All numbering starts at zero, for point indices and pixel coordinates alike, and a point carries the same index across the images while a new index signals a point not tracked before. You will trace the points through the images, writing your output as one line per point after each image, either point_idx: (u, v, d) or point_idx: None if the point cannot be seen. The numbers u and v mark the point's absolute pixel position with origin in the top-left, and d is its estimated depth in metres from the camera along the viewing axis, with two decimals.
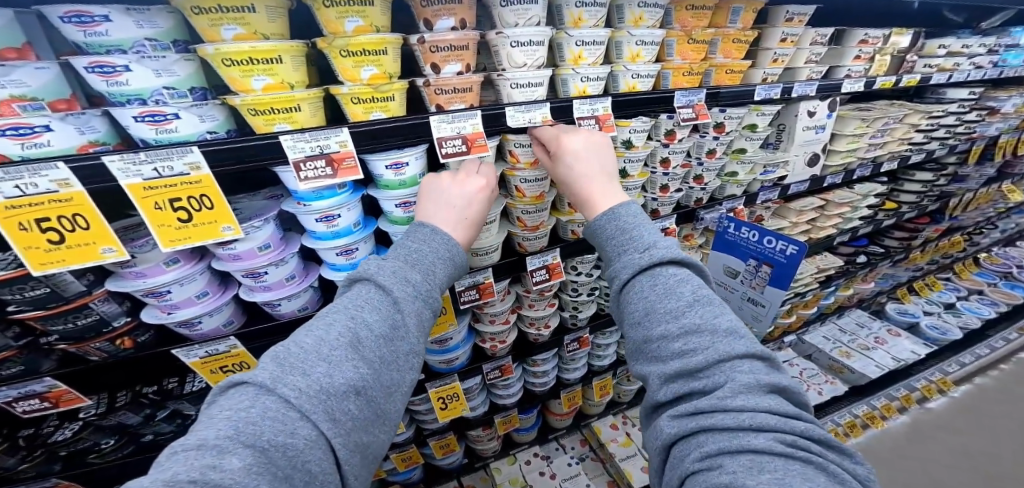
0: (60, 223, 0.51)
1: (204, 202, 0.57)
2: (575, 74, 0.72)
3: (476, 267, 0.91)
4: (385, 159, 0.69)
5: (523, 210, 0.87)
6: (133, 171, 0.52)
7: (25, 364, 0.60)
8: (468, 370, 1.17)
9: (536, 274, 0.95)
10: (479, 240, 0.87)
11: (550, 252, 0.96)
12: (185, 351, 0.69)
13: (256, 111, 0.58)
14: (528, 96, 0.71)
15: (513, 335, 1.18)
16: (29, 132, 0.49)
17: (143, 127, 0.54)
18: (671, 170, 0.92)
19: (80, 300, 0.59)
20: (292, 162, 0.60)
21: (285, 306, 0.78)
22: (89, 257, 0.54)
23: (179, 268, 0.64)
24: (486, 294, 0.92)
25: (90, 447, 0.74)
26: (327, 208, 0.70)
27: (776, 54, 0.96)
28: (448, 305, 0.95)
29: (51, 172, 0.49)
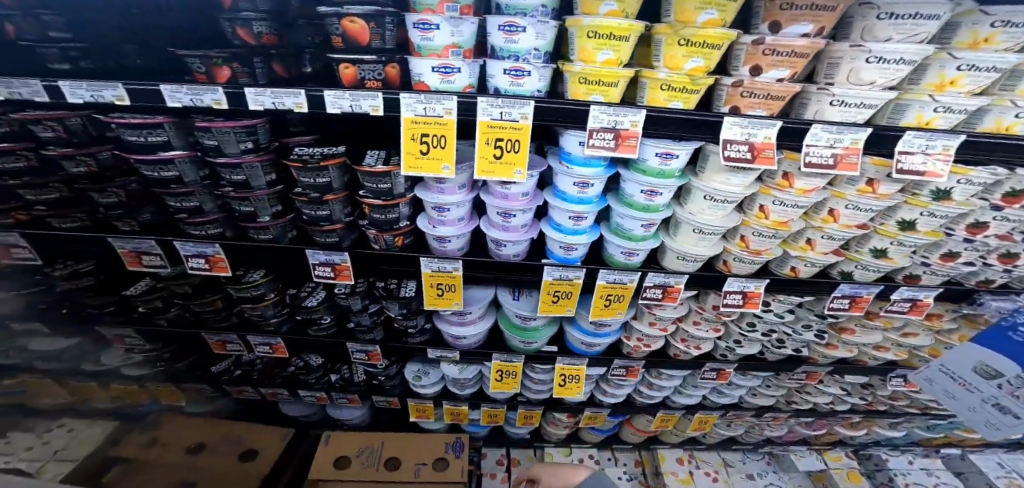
0: (432, 139, 0.70)
1: (514, 146, 0.70)
2: (931, 102, 0.63)
3: (672, 269, 0.90)
4: (659, 146, 0.70)
5: (755, 231, 0.80)
6: (487, 112, 0.67)
7: (338, 237, 0.88)
8: (600, 359, 1.25)
9: (729, 297, 0.90)
10: (693, 247, 0.84)
11: (755, 280, 0.88)
12: (427, 260, 0.90)
13: (585, 81, 0.66)
14: (845, 117, 0.65)
15: (659, 344, 1.16)
16: (449, 71, 0.68)
17: (504, 78, 0.68)
18: (981, 237, 0.82)
19: (398, 199, 0.85)
20: (589, 129, 0.66)
21: (507, 249, 0.91)
22: (432, 168, 0.72)
23: (460, 194, 0.83)
24: (669, 298, 0.93)
25: (314, 320, 1.10)
26: (587, 176, 0.76)
27: None
28: (627, 295, 0.96)
29: (446, 101, 0.67)
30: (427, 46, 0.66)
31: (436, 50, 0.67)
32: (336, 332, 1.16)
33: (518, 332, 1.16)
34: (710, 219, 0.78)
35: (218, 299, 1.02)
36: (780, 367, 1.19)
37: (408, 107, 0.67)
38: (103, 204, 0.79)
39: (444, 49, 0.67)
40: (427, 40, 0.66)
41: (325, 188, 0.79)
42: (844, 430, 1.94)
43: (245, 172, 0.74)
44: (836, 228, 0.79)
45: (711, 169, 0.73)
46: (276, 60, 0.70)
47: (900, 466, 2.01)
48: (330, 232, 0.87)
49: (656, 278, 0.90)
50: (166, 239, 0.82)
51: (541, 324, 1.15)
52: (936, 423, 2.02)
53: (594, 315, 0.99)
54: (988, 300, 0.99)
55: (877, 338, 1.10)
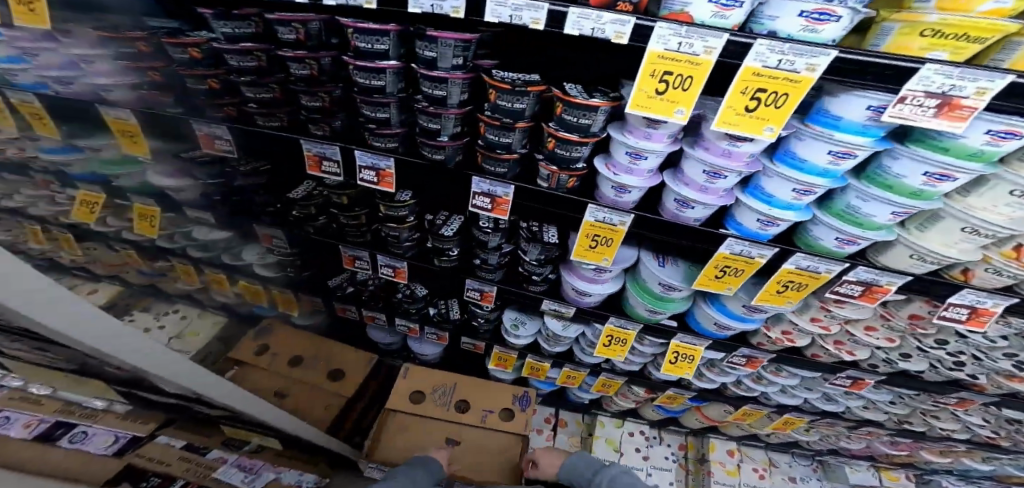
0: (674, 79, 0.59)
1: (779, 100, 0.56)
2: None
3: (893, 268, 0.74)
4: (999, 124, 0.51)
5: None
6: (762, 55, 0.53)
7: (506, 168, 0.89)
8: (724, 343, 1.15)
9: (950, 310, 0.78)
10: (946, 247, 0.67)
11: (1002, 298, 0.73)
12: (594, 209, 0.85)
13: (935, 34, 0.50)
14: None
15: (806, 340, 1.04)
16: (729, 4, 0.53)
17: (796, 21, 0.53)
18: None
19: (589, 139, 0.77)
20: (903, 92, 0.50)
21: (691, 212, 0.79)
22: (663, 112, 0.62)
23: (664, 143, 0.72)
24: (866, 297, 0.79)
25: (439, 251, 1.17)
26: (853, 144, 0.58)
27: None
28: (814, 285, 0.82)
29: (712, 39, 0.54)
30: None
31: None
32: (456, 267, 1.22)
33: (652, 300, 1.07)
34: (1002, 218, 0.61)
35: (363, 213, 1.17)
36: (923, 385, 1.13)
37: (660, 38, 0.56)
38: (307, 107, 0.91)
39: None
40: None
41: (515, 115, 0.79)
42: (936, 456, 1.85)
43: (446, 88, 0.79)
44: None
45: None
46: None
47: None
48: (500, 163, 0.88)
49: (865, 273, 0.75)
50: (349, 148, 0.94)
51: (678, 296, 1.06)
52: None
53: (759, 298, 0.88)
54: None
55: None
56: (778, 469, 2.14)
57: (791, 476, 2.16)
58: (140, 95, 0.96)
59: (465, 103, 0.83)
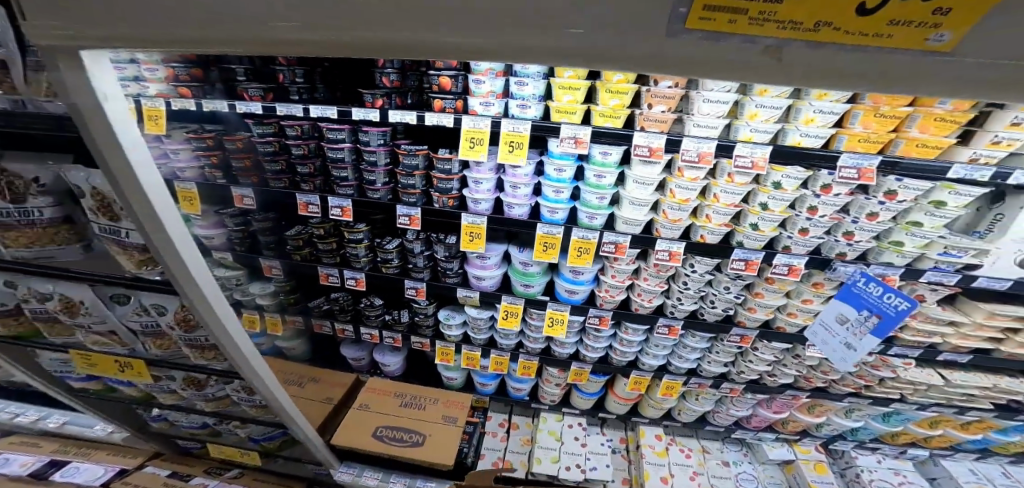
0: (473, 140, 1.23)
1: (518, 146, 1.22)
2: (797, 130, 1.08)
3: (620, 231, 1.39)
4: (600, 148, 1.24)
5: (669, 206, 1.30)
6: (508, 126, 1.21)
7: (414, 199, 1.47)
8: (579, 308, 1.65)
9: (660, 253, 1.37)
10: (632, 215, 1.34)
11: (676, 243, 1.36)
12: (465, 215, 1.43)
13: (604, 116, 1.19)
14: (703, 133, 1.14)
15: (622, 296, 1.60)
16: (487, 104, 1.21)
17: (515, 109, 1.22)
18: (816, 217, 1.18)
19: (454, 176, 1.39)
20: (562, 137, 1.20)
21: (514, 210, 1.42)
22: (472, 155, 1.23)
23: (488, 173, 1.35)
24: (618, 252, 1.39)
25: (385, 260, 1.69)
26: (561, 164, 1.29)
27: (997, 137, 0.98)
28: (591, 247, 1.42)
29: (482, 121, 1.21)
30: (478, 89, 1.21)
31: (479, 93, 1.21)
32: (399, 272, 1.74)
33: (521, 276, 1.62)
34: (637, 194, 1.30)
35: (333, 241, 1.74)
36: (716, 328, 1.60)
37: (468, 122, 1.21)
38: (301, 173, 1.54)
39: (484, 93, 1.21)
40: (479, 85, 1.19)
41: (413, 167, 1.40)
42: (806, 418, 1.98)
43: (376, 156, 1.41)
44: (719, 206, 1.25)
45: (636, 164, 1.26)
46: (398, 96, 1.24)
47: (869, 464, 2.12)
48: (412, 195, 1.46)
49: (609, 237, 1.38)
50: (324, 195, 1.55)
51: (536, 271, 1.61)
52: (891, 415, 1.89)
53: (572, 261, 1.45)
54: (842, 265, 1.24)
55: (779, 301, 1.45)
56: (712, 454, 2.31)
57: (726, 460, 2.31)
58: (203, 172, 1.62)
59: (387, 163, 1.45)
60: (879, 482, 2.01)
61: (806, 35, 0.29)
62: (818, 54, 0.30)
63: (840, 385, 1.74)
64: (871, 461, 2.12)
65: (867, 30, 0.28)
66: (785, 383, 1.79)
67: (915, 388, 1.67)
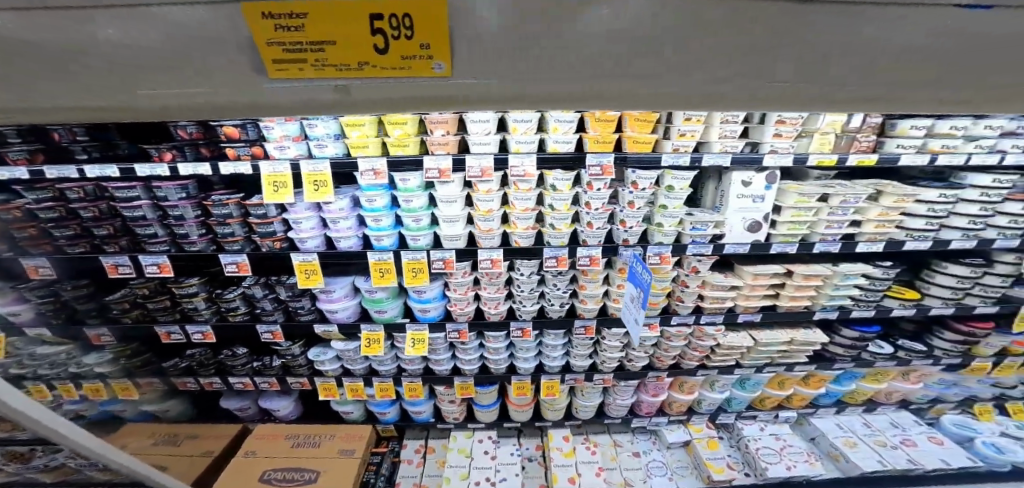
0: (277, 185, 1.29)
1: (322, 184, 1.30)
2: (550, 138, 1.32)
3: (445, 247, 1.48)
4: (400, 175, 1.35)
5: (480, 219, 1.42)
6: (309, 166, 1.29)
7: (240, 246, 1.45)
8: (437, 324, 1.70)
9: (483, 262, 1.49)
10: (450, 231, 1.44)
11: (496, 250, 1.48)
12: (297, 254, 1.43)
13: (396, 146, 1.31)
14: (480, 150, 1.31)
15: (473, 307, 1.69)
16: (283, 147, 1.29)
17: (314, 150, 1.31)
18: (592, 210, 1.41)
19: (273, 218, 1.40)
20: (360, 169, 1.30)
21: (343, 243, 1.46)
22: (280, 198, 1.30)
23: (308, 212, 1.40)
24: (448, 267, 1.48)
25: (233, 308, 1.59)
26: (375, 196, 1.37)
27: (680, 130, 1.27)
28: (424, 267, 1.47)
29: (280, 165, 1.27)
30: (270, 134, 1.27)
31: (274, 138, 1.28)
32: (248, 319, 1.63)
33: (370, 303, 1.64)
34: (449, 211, 1.41)
35: (165, 298, 1.60)
36: (565, 324, 1.73)
37: (268, 167, 1.27)
38: (100, 235, 1.42)
39: (278, 138, 1.29)
40: (270, 130, 1.27)
41: (228, 215, 1.39)
42: (682, 397, 2.09)
43: (181, 210, 1.37)
44: (518, 211, 1.41)
45: (439, 185, 1.37)
46: (202, 146, 1.30)
47: (754, 432, 2.17)
48: (235, 243, 1.44)
49: (436, 254, 1.46)
50: (134, 255, 1.44)
51: (386, 295, 1.63)
52: (746, 380, 2.02)
53: (410, 282, 1.49)
54: (626, 250, 1.48)
55: (598, 290, 1.63)
56: (624, 447, 2.33)
57: (637, 450, 2.33)
58: None
59: (198, 215, 1.40)
60: (763, 449, 2.06)
61: (356, 70, 0.42)
62: (372, 86, 0.45)
63: (688, 359, 1.87)
64: (755, 430, 2.18)
65: (393, 63, 0.42)
66: (645, 365, 1.93)
67: (741, 352, 1.79)
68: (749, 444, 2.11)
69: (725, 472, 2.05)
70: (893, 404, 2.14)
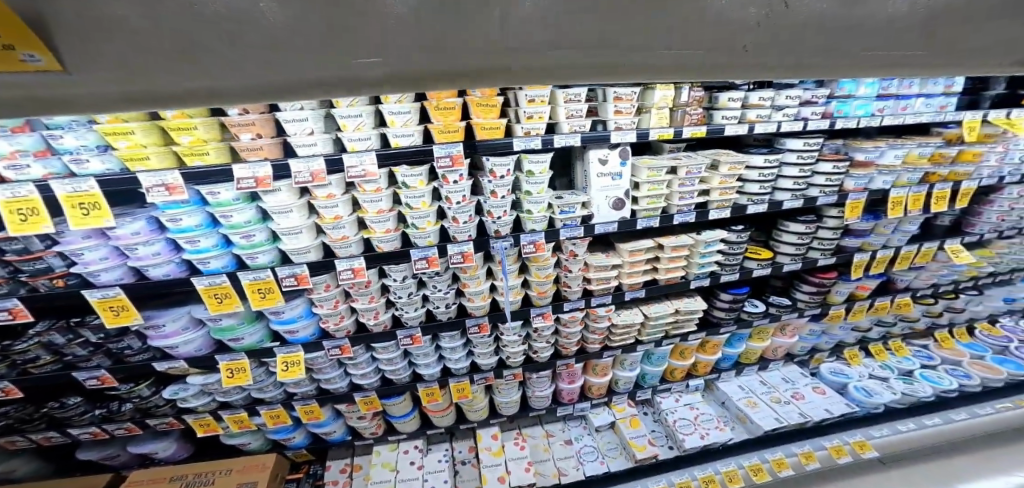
0: (26, 212, 1.09)
1: (93, 206, 1.11)
2: (391, 133, 1.28)
3: (295, 262, 1.38)
4: (205, 188, 1.20)
5: (328, 227, 1.35)
6: (66, 186, 1.09)
7: (9, 288, 1.24)
8: (311, 344, 1.58)
9: (343, 273, 1.41)
10: (296, 244, 1.36)
11: (356, 258, 1.41)
12: (88, 291, 1.24)
13: (187, 154, 1.16)
14: (307, 152, 1.23)
15: (350, 322, 1.60)
16: (19, 165, 1.08)
17: (74, 166, 1.11)
18: (453, 205, 1.40)
19: (40, 253, 1.20)
20: (145, 187, 1.13)
21: (152, 270, 1.29)
22: (35, 228, 1.10)
23: (90, 241, 1.21)
24: (301, 282, 1.38)
25: (32, 359, 1.39)
26: (187, 214, 1.22)
27: (527, 111, 1.26)
28: (273, 286, 1.36)
29: (22, 188, 1.07)
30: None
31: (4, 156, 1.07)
32: (59, 367, 1.44)
33: (219, 332, 1.48)
34: (288, 223, 1.31)
35: None
36: (456, 324, 1.71)
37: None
38: None
39: (9, 154, 1.07)
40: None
41: None
42: (597, 379, 2.12)
43: None
44: (372, 215, 1.38)
45: (265, 196, 1.27)
46: None
47: (671, 404, 2.23)
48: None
49: (283, 270, 1.35)
50: None
51: (239, 322, 1.48)
52: (653, 355, 2.06)
53: (257, 305, 1.37)
54: (498, 242, 1.45)
55: (478, 287, 1.63)
56: (556, 436, 2.31)
57: (569, 438, 2.31)
58: None
59: None
60: (680, 421, 2.12)
61: None
62: None
63: (591, 343, 1.89)
64: (672, 402, 2.24)
65: None
66: (549, 355, 1.93)
67: (637, 329, 1.83)
68: (668, 417, 2.16)
69: (646, 449, 2.06)
70: (781, 359, 2.27)
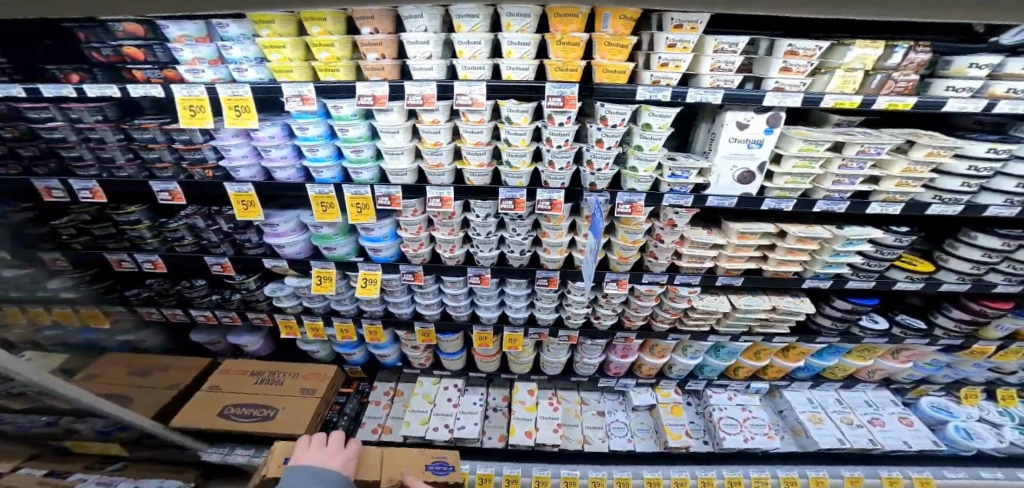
0: (195, 109, 1.16)
1: (245, 110, 1.16)
2: (504, 64, 1.13)
3: (392, 182, 1.35)
4: (330, 102, 1.21)
5: (427, 153, 1.28)
6: (229, 90, 1.16)
7: (173, 172, 1.34)
8: (389, 265, 1.58)
9: (431, 201, 1.34)
10: (395, 165, 1.31)
11: (446, 188, 1.33)
12: (230, 183, 1.31)
13: (323, 71, 1.17)
14: (422, 76, 1.15)
15: (428, 252, 1.57)
16: (197, 70, 1.15)
17: (239, 75, 1.17)
18: (553, 148, 1.24)
19: (200, 145, 1.28)
20: (286, 96, 1.17)
21: (280, 173, 1.34)
22: (198, 123, 1.17)
23: (236, 139, 1.28)
24: (394, 204, 1.35)
25: (179, 238, 1.50)
26: (307, 124, 1.24)
27: (661, 58, 1.08)
28: (369, 203, 1.35)
29: (195, 89, 1.15)
30: (182, 56, 1.15)
31: (187, 62, 1.16)
32: (196, 249, 1.53)
33: (318, 238, 1.52)
34: (390, 144, 1.26)
35: (110, 226, 1.51)
36: (524, 272, 1.63)
37: (180, 90, 1.15)
38: (28, 157, 1.32)
39: (190, 60, 1.16)
40: (179, 50, 1.14)
41: (149, 139, 1.26)
42: (652, 360, 2.03)
43: (100, 133, 1.26)
44: (469, 147, 1.26)
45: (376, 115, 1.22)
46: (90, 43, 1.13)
47: (721, 401, 2.10)
48: (165, 169, 1.32)
49: (381, 189, 1.33)
50: (64, 178, 1.34)
51: (334, 232, 1.49)
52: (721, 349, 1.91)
53: (355, 219, 1.37)
54: (591, 196, 1.31)
55: (558, 239, 1.51)
56: (589, 405, 2.25)
57: (602, 410, 2.24)
58: None
59: (120, 140, 1.28)
60: (725, 419, 2.00)
61: None
62: None
63: (660, 321, 1.76)
64: (723, 399, 2.10)
65: None
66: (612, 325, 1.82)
67: (717, 317, 1.69)
68: (712, 413, 2.05)
69: (681, 439, 1.97)
70: (874, 382, 2.06)
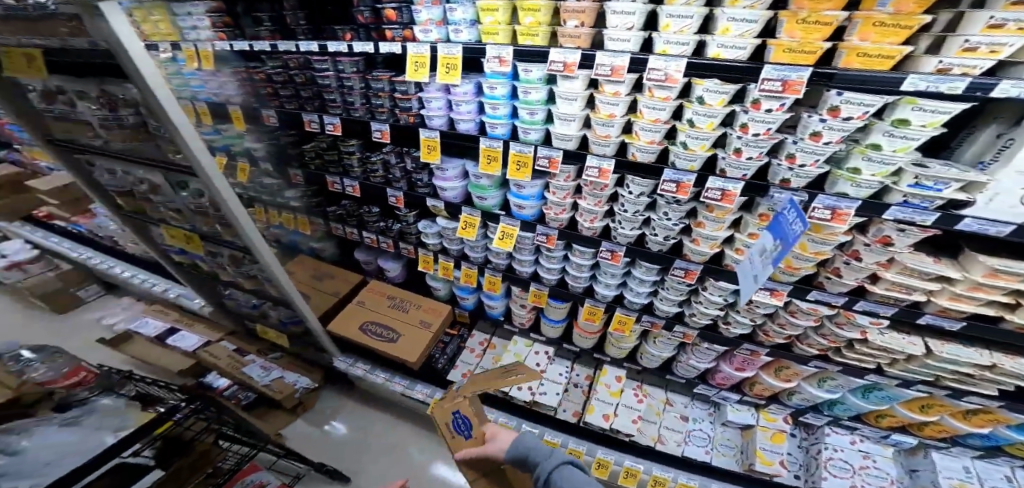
0: (418, 65, 1.32)
1: (454, 67, 1.27)
2: (715, 40, 1.00)
3: (555, 146, 1.35)
4: (522, 65, 1.22)
5: (599, 122, 1.24)
6: (447, 49, 1.26)
7: (388, 118, 1.56)
8: (528, 223, 1.63)
9: (589, 170, 1.32)
10: (566, 130, 1.30)
11: (608, 159, 1.29)
12: (425, 129, 1.45)
13: (523, 34, 1.19)
14: (617, 46, 1.08)
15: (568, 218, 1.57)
16: (427, 31, 1.30)
17: (457, 37, 1.27)
18: (747, 135, 1.08)
19: (411, 95, 1.46)
20: (488, 55, 1.23)
21: (464, 125, 1.45)
22: (417, 78, 1.33)
23: (437, 93, 1.40)
24: (551, 166, 1.35)
25: (375, 171, 1.75)
26: (495, 83, 1.29)
27: (967, 42, 0.82)
28: (529, 162, 1.38)
29: (421, 47, 1.30)
30: (417, 17, 1.29)
31: (421, 23, 1.30)
32: (383, 182, 1.78)
33: (474, 188, 1.61)
34: (566, 109, 1.24)
35: (331, 153, 1.83)
36: (663, 259, 1.52)
37: (411, 47, 1.31)
38: (302, 95, 1.68)
39: (423, 21, 1.30)
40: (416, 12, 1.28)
41: (381, 88, 1.49)
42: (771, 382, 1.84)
43: (350, 82, 1.52)
44: (646, 122, 1.17)
45: (560, 80, 1.21)
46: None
47: (838, 442, 1.85)
48: (383, 113, 1.55)
49: (546, 148, 1.33)
50: (319, 114, 1.66)
51: (488, 183, 1.58)
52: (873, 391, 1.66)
53: (512, 175, 1.42)
54: (778, 192, 1.15)
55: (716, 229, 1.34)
56: (673, 407, 2.16)
57: (685, 415, 2.15)
58: (238, 93, 1.80)
59: (361, 87, 1.52)
60: (835, 461, 1.79)
61: None
62: None
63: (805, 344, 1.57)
64: (842, 440, 1.85)
65: None
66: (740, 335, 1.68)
67: (890, 358, 1.44)
68: (821, 451, 1.83)
69: (771, 467, 1.82)
70: None
